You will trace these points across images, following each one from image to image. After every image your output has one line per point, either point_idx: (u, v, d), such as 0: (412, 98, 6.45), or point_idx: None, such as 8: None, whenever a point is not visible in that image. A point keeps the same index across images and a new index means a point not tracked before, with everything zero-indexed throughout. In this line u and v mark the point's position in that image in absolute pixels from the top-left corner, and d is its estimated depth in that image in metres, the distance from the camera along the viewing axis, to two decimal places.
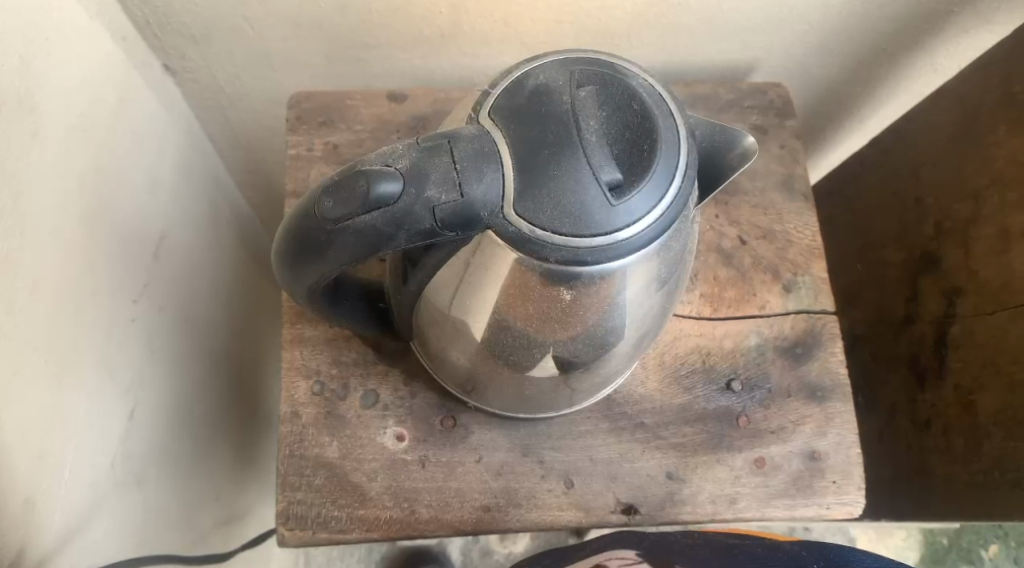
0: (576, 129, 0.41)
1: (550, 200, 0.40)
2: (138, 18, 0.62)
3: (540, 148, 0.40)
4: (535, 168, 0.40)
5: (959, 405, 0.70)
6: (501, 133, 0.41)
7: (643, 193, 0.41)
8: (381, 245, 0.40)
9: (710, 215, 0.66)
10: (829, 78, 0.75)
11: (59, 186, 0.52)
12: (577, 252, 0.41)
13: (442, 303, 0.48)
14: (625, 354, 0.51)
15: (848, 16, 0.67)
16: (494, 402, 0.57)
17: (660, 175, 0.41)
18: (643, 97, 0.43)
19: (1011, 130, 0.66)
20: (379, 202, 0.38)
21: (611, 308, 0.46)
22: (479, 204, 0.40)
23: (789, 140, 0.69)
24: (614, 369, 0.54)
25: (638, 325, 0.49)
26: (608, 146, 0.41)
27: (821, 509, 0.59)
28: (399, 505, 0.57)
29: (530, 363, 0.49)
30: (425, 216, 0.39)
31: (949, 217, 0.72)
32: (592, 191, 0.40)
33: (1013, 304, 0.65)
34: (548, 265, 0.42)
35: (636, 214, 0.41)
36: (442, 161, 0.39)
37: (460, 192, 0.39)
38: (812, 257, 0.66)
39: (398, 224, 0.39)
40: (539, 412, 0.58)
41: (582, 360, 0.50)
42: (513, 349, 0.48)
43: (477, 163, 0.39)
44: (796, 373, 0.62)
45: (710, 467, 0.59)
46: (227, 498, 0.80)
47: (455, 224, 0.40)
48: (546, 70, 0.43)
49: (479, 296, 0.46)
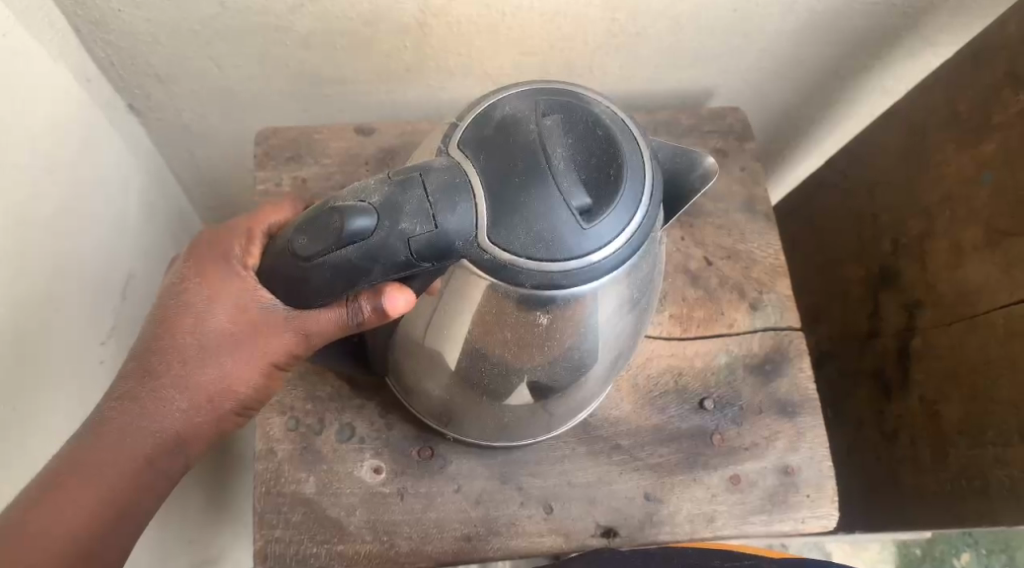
0: (544, 156, 0.42)
1: (523, 227, 0.41)
2: (101, 59, 0.62)
3: (510, 176, 0.41)
4: (506, 196, 0.41)
5: (923, 416, 0.72)
6: (472, 165, 0.42)
7: (612, 217, 0.42)
8: (358, 278, 0.40)
9: (676, 238, 0.68)
10: (785, 103, 0.78)
11: (24, 230, 0.51)
12: (550, 276, 0.42)
13: (418, 329, 0.49)
14: (601, 376, 0.52)
15: (800, 43, 0.70)
16: (470, 432, 0.57)
17: (626, 198, 0.42)
18: (607, 123, 0.44)
19: (958, 147, 0.68)
20: (352, 238, 0.39)
21: (587, 330, 0.46)
22: (453, 234, 0.40)
23: (749, 162, 0.71)
24: (591, 392, 0.54)
25: (612, 345, 0.49)
26: (576, 171, 0.42)
27: (797, 524, 0.59)
28: (379, 538, 0.56)
29: (508, 390, 0.50)
30: (401, 248, 0.39)
31: (904, 232, 0.75)
32: (563, 220, 0.41)
33: (969, 315, 0.67)
34: (522, 287, 0.42)
35: (607, 237, 0.42)
36: (415, 194, 0.39)
37: (433, 222, 0.39)
38: (776, 275, 0.67)
39: (373, 257, 0.39)
40: (516, 439, 0.58)
41: (562, 384, 0.50)
42: (491, 376, 0.49)
43: (449, 195, 0.40)
44: (767, 390, 0.63)
45: (687, 487, 0.60)
46: (201, 541, 0.78)
47: (430, 254, 0.40)
48: (511, 100, 0.44)
49: (454, 325, 0.47)
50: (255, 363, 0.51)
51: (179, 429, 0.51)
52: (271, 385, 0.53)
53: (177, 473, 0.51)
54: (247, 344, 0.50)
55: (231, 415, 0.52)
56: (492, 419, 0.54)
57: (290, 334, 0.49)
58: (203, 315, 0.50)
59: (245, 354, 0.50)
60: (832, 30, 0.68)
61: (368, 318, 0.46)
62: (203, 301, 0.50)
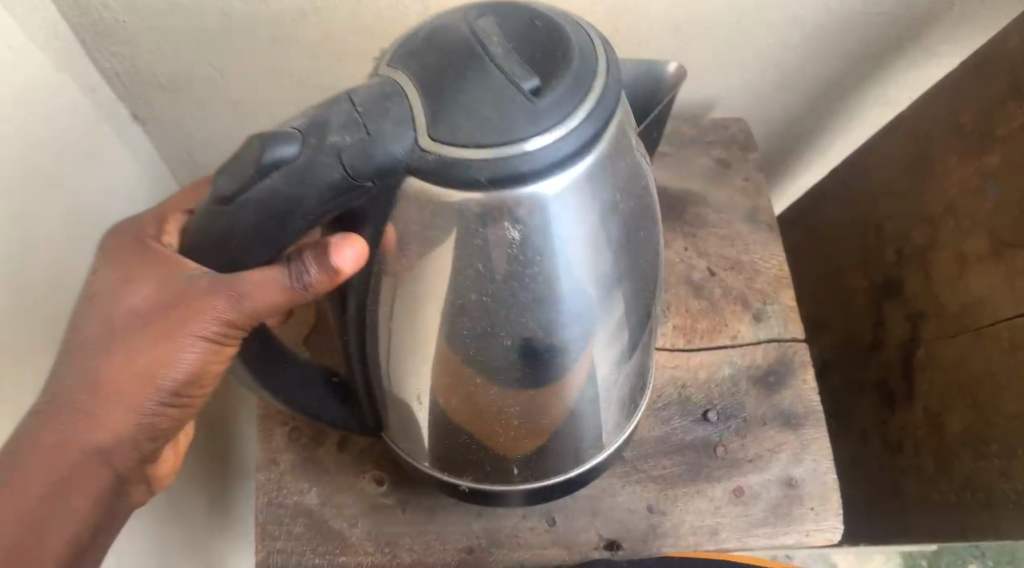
0: (480, 44, 0.36)
1: (464, 115, 0.35)
2: (106, 69, 0.62)
3: (444, 69, 0.36)
4: (442, 88, 0.36)
5: (928, 428, 0.72)
6: (403, 72, 0.37)
7: (565, 90, 0.36)
8: (290, 208, 0.36)
9: (679, 248, 0.68)
10: (787, 114, 0.78)
11: (39, 242, 0.51)
12: (502, 166, 0.35)
13: (379, 355, 0.45)
14: (603, 362, 0.45)
15: (802, 54, 0.70)
16: (463, 476, 0.51)
17: (580, 72, 0.37)
18: (550, 14, 0.39)
19: (960, 158, 0.68)
20: (275, 165, 0.35)
21: (565, 270, 0.39)
22: (391, 143, 0.35)
23: (752, 173, 0.72)
24: (601, 390, 0.47)
25: (603, 306, 0.42)
26: (518, 56, 0.37)
27: (801, 536, 0.58)
28: (381, 550, 0.56)
29: (476, 427, 0.46)
30: (333, 164, 0.35)
31: (908, 243, 0.74)
32: (510, 99, 0.35)
33: (974, 326, 0.67)
34: (474, 187, 0.36)
35: (565, 114, 0.36)
36: (340, 109, 0.35)
37: (365, 130, 0.35)
38: (779, 286, 0.67)
39: (302, 178, 0.35)
40: (515, 487, 0.51)
41: (551, 384, 0.44)
42: (455, 410, 0.46)
43: (379, 102, 0.35)
44: (770, 401, 0.63)
45: (690, 499, 0.59)
46: (218, 552, 0.78)
47: (370, 169, 0.35)
48: (444, 16, 0.40)
49: (415, 349, 0.43)
50: (182, 347, 0.42)
51: (96, 437, 0.43)
52: (205, 369, 0.44)
53: (112, 478, 0.44)
54: (171, 325, 0.42)
55: (164, 405, 0.44)
56: (480, 449, 0.48)
57: (217, 305, 0.40)
58: (133, 287, 0.43)
59: (168, 335, 0.42)
60: (834, 41, 0.68)
61: (317, 280, 0.39)
62: (115, 288, 0.44)
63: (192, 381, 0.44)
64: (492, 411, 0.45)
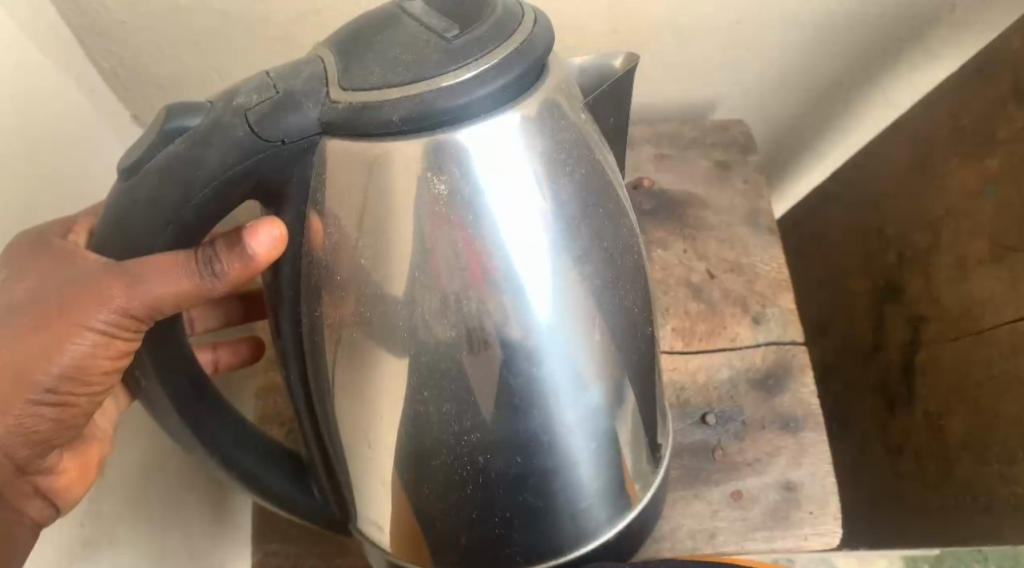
0: (403, 15, 0.37)
1: (377, 64, 0.35)
2: (105, 69, 0.62)
3: (366, 34, 0.36)
4: (359, 48, 0.36)
5: (929, 432, 0.71)
6: (328, 49, 0.37)
7: (478, 33, 0.35)
8: (194, 170, 0.35)
9: (679, 250, 0.68)
10: (789, 114, 0.76)
11: None
12: (419, 99, 0.33)
13: (327, 388, 0.40)
14: (581, 382, 0.39)
15: (805, 52, 0.69)
16: (450, 550, 0.43)
17: (497, 20, 0.36)
18: None
19: (963, 161, 0.68)
20: (179, 133, 0.35)
21: (495, 264, 0.36)
22: (300, 96, 0.34)
23: (753, 175, 0.72)
24: (589, 420, 0.41)
25: (558, 307, 0.38)
26: (439, 18, 0.37)
27: (799, 540, 0.57)
28: None
29: (448, 472, 0.40)
30: (237, 122, 0.34)
31: (910, 246, 0.74)
32: (421, 45, 0.35)
33: (975, 329, 0.66)
34: (395, 131, 0.34)
35: (476, 50, 0.34)
36: (252, 80, 0.35)
37: (274, 90, 0.34)
38: (779, 289, 0.67)
39: (207, 138, 0.34)
40: (511, 556, 0.43)
41: (518, 403, 0.39)
42: (419, 454, 0.40)
43: (291, 69, 0.35)
44: (769, 404, 0.62)
45: (687, 503, 0.59)
46: None
47: (274, 127, 0.34)
48: None
49: (370, 376, 0.39)
50: (72, 338, 0.39)
51: None
52: (94, 364, 0.40)
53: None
54: (59, 318, 0.39)
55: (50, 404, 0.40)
56: (456, 509, 0.42)
57: (113, 293, 0.38)
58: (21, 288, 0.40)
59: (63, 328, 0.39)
60: (837, 40, 0.67)
61: (230, 269, 0.37)
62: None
63: (81, 377, 0.40)
64: (460, 449, 0.40)
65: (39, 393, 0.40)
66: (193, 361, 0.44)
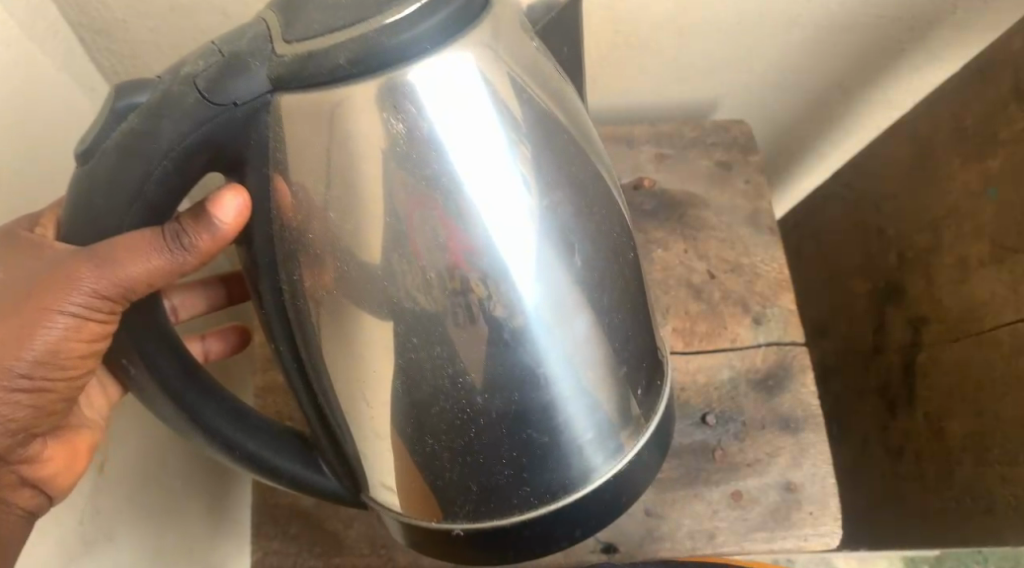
0: None
1: (319, 12, 0.33)
2: (106, 68, 0.62)
3: None
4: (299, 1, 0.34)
5: (929, 434, 0.72)
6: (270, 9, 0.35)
7: None
8: (148, 142, 0.33)
9: (679, 251, 0.68)
10: (789, 115, 0.76)
11: None
12: (363, 39, 0.31)
13: (316, 355, 0.38)
14: (571, 317, 0.38)
15: (807, 53, 0.68)
16: (461, 510, 0.41)
17: None
18: None
19: (964, 163, 0.70)
20: (132, 110, 0.33)
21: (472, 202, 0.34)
22: (248, 55, 0.32)
23: (754, 175, 0.72)
24: (587, 354, 0.39)
25: (538, 240, 0.36)
26: None
27: (798, 541, 0.58)
28: (376, 552, 0.56)
29: (445, 425, 0.39)
30: (185, 91, 0.32)
31: (909, 246, 0.75)
32: None
33: (977, 331, 0.67)
34: (345, 77, 0.32)
35: None
36: (200, 51, 0.34)
37: (220, 54, 0.32)
38: (779, 289, 0.67)
39: (157, 110, 0.33)
40: (523, 509, 0.41)
41: (514, 346, 0.37)
42: (413, 412, 0.38)
43: (237, 34, 0.33)
44: (769, 404, 0.62)
45: (687, 503, 0.59)
46: None
47: (224, 92, 0.32)
48: None
49: (354, 337, 0.37)
50: (44, 322, 0.37)
51: None
52: (68, 347, 0.38)
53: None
54: (28, 303, 0.37)
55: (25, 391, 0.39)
56: (461, 462, 0.40)
57: (81, 274, 0.36)
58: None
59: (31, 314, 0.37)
60: (837, 41, 0.67)
61: (199, 241, 0.35)
62: None
63: (54, 361, 0.38)
64: (457, 396, 0.38)
65: (14, 380, 0.38)
66: (181, 346, 0.41)
